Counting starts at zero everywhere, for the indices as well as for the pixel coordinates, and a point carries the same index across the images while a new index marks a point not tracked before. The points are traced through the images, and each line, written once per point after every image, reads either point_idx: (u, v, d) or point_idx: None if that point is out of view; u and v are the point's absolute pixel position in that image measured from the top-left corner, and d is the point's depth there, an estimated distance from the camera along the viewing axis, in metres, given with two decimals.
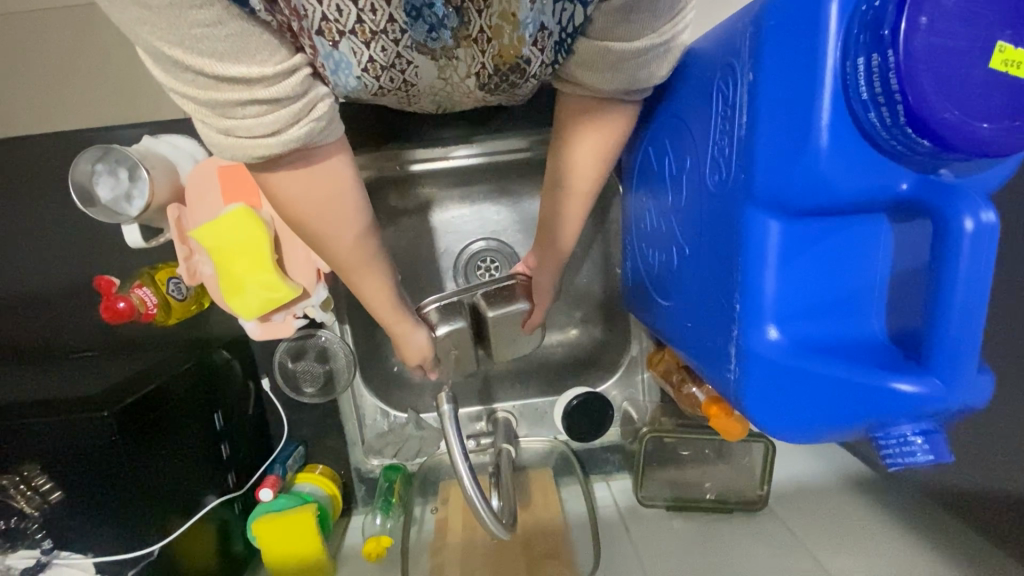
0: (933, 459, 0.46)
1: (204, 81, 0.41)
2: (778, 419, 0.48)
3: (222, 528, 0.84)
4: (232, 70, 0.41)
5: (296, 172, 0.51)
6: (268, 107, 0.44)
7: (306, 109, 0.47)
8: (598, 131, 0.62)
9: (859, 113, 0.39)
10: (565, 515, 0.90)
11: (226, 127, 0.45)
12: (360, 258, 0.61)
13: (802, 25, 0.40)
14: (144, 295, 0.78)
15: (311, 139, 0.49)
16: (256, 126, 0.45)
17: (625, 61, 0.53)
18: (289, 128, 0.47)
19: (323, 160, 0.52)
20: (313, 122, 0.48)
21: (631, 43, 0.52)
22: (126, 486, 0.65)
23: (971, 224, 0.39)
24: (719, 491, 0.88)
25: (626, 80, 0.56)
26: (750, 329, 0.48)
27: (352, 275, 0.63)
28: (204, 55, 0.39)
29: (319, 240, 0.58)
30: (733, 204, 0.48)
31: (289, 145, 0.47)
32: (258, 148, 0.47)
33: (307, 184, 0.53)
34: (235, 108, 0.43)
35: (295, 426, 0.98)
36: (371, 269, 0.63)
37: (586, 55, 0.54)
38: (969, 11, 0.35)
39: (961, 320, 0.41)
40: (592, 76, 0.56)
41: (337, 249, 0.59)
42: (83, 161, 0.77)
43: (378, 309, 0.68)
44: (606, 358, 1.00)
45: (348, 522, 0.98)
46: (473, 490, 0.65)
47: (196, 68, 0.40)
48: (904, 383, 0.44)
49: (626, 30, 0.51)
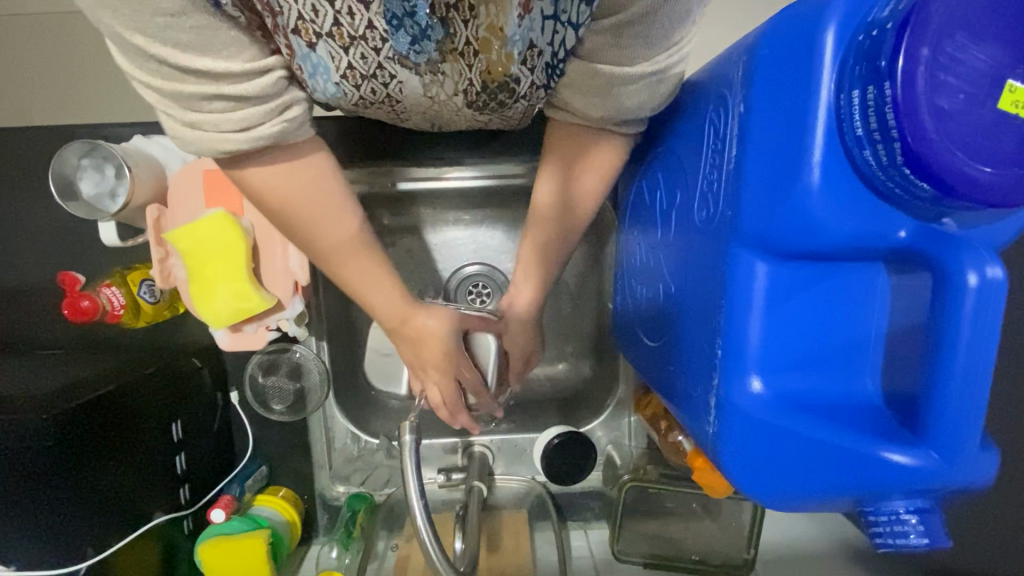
0: (927, 543, 0.41)
1: (168, 72, 0.40)
2: (760, 481, 0.43)
3: (167, 548, 0.79)
4: (196, 63, 0.39)
5: (276, 160, 0.49)
6: (236, 104, 0.43)
7: (278, 109, 0.45)
8: (587, 183, 0.58)
9: (853, 150, 0.36)
10: (535, 563, 0.83)
11: (191, 121, 0.43)
12: (350, 253, 0.54)
13: (796, 53, 0.37)
14: (111, 294, 0.76)
15: (284, 139, 0.47)
16: (224, 122, 0.43)
17: (616, 87, 0.50)
18: (261, 125, 0.45)
19: (308, 153, 0.50)
20: (286, 123, 0.46)
21: (622, 68, 0.49)
22: (68, 507, 0.62)
23: (975, 280, 0.35)
24: (702, 551, 0.82)
25: (613, 110, 0.52)
26: (732, 380, 0.43)
27: (342, 270, 0.55)
28: (168, 45, 0.38)
29: (302, 230, 0.52)
30: (719, 242, 0.45)
31: (259, 143, 0.45)
32: (225, 144, 0.44)
33: (287, 174, 0.49)
34: (201, 102, 0.42)
35: (260, 444, 0.92)
36: (366, 265, 0.55)
37: (576, 75, 0.51)
38: (1000, 53, 0.32)
39: (964, 388, 0.37)
40: (582, 100, 0.53)
41: (327, 238, 0.53)
42: (69, 156, 0.75)
43: (382, 313, 0.58)
44: (593, 398, 0.95)
45: (305, 551, 0.92)
46: (426, 530, 0.59)
47: (159, 58, 0.39)
48: (895, 454, 0.40)
49: (619, 55, 0.48)
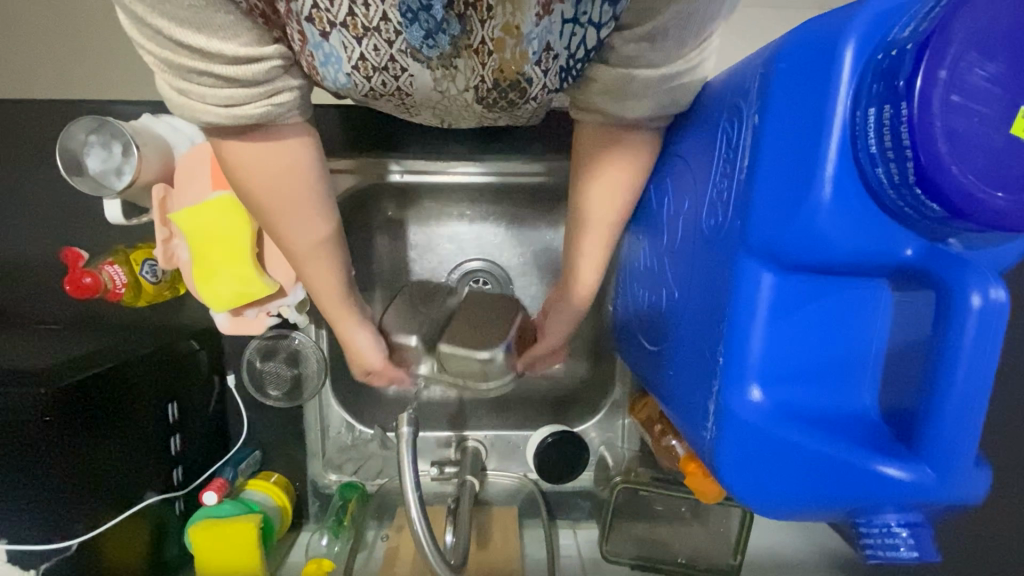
0: (916, 556, 0.42)
1: (164, 41, 0.41)
2: (755, 489, 0.44)
3: (158, 528, 0.78)
4: (190, 38, 0.41)
5: (255, 147, 0.51)
6: (224, 82, 0.44)
7: (266, 93, 0.47)
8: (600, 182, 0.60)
9: (865, 167, 0.36)
10: (523, 559, 0.84)
11: (180, 87, 0.45)
12: (313, 247, 0.59)
13: (814, 68, 0.37)
14: (113, 272, 0.76)
15: (268, 120, 0.49)
16: (211, 95, 0.45)
17: (652, 87, 0.51)
18: (245, 105, 0.47)
19: (284, 143, 0.51)
20: (271, 106, 0.48)
21: (657, 71, 0.50)
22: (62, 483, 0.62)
23: (979, 301, 0.36)
24: (689, 555, 0.83)
25: (649, 108, 0.53)
26: (732, 388, 0.43)
27: (303, 261, 0.61)
28: (165, 17, 0.40)
29: (269, 218, 0.56)
30: (727, 251, 0.45)
31: (241, 120, 0.47)
32: (207, 115, 0.46)
33: (262, 163, 0.52)
34: (190, 73, 0.43)
35: (254, 429, 0.92)
36: (325, 259, 0.61)
37: (607, 81, 0.52)
38: (1013, 81, 0.32)
39: (961, 405, 0.38)
40: (614, 103, 0.53)
41: (290, 228, 0.57)
42: (76, 131, 0.75)
43: (330, 298, 0.66)
44: (588, 399, 0.96)
45: (295, 538, 0.92)
46: (419, 522, 0.60)
47: (156, 27, 0.40)
48: (889, 468, 0.40)
49: (652, 58, 0.49)
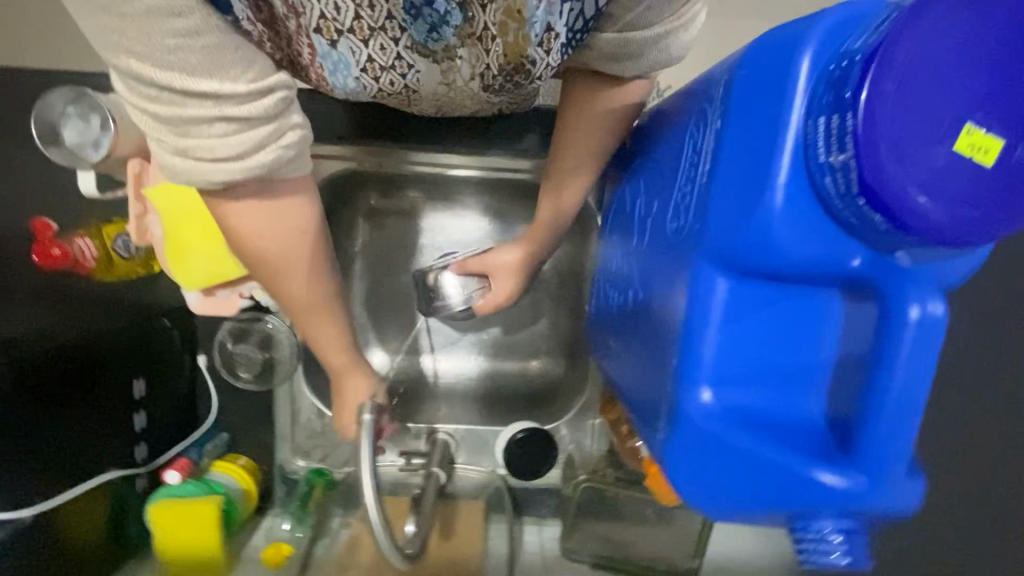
0: (849, 562, 0.43)
1: (169, 96, 0.40)
2: (697, 489, 0.44)
3: (117, 506, 0.77)
4: (202, 85, 0.40)
5: (260, 207, 0.50)
6: (236, 127, 0.42)
7: (275, 135, 0.44)
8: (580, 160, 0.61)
9: (815, 176, 0.37)
10: (485, 555, 0.84)
11: (185, 146, 0.43)
12: (314, 301, 0.59)
13: (773, 75, 0.38)
14: (85, 246, 0.74)
15: (278, 167, 0.46)
16: (220, 146, 0.43)
17: (648, 47, 0.53)
18: (255, 153, 0.44)
19: (289, 199, 0.51)
20: (281, 150, 0.45)
21: (649, 29, 0.52)
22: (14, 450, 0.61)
23: (916, 314, 0.37)
24: (649, 557, 0.84)
25: (647, 67, 0.55)
26: (681, 388, 0.44)
27: (305, 317, 0.61)
28: (173, 69, 0.38)
29: (271, 275, 0.56)
30: (685, 253, 0.46)
31: (252, 171, 0.45)
32: (218, 173, 0.44)
33: (266, 222, 0.51)
34: (201, 125, 0.41)
35: (224, 411, 0.92)
36: (327, 316, 0.62)
37: (604, 48, 0.54)
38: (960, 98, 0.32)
39: (896, 414, 0.39)
40: (610, 66, 0.55)
41: (292, 282, 0.57)
42: (55, 102, 0.75)
43: (330, 350, 0.65)
44: (561, 398, 0.96)
45: (258, 523, 0.90)
46: (376, 515, 0.58)
47: (162, 83, 0.39)
48: (826, 474, 0.41)
49: (644, 18, 0.51)
